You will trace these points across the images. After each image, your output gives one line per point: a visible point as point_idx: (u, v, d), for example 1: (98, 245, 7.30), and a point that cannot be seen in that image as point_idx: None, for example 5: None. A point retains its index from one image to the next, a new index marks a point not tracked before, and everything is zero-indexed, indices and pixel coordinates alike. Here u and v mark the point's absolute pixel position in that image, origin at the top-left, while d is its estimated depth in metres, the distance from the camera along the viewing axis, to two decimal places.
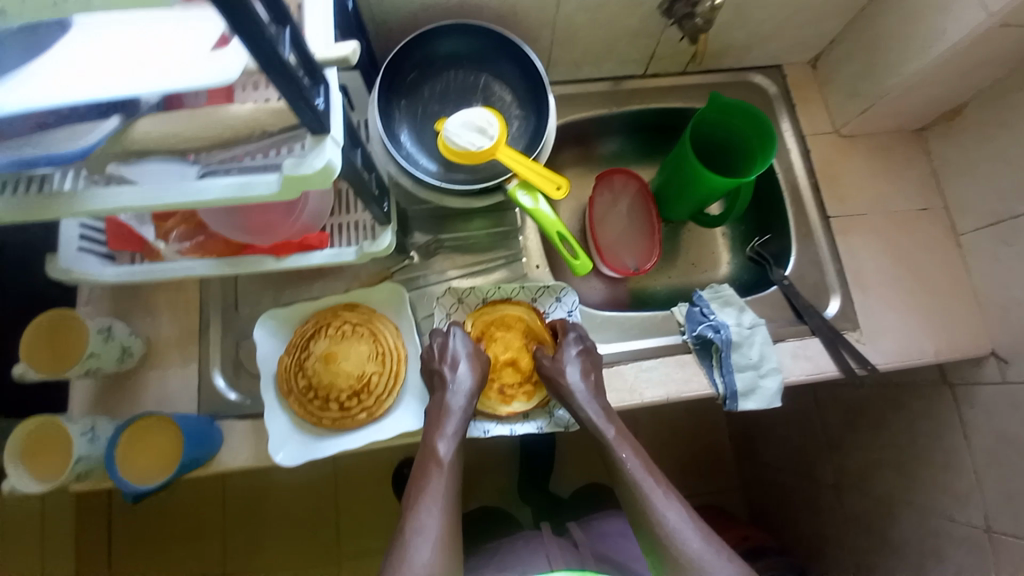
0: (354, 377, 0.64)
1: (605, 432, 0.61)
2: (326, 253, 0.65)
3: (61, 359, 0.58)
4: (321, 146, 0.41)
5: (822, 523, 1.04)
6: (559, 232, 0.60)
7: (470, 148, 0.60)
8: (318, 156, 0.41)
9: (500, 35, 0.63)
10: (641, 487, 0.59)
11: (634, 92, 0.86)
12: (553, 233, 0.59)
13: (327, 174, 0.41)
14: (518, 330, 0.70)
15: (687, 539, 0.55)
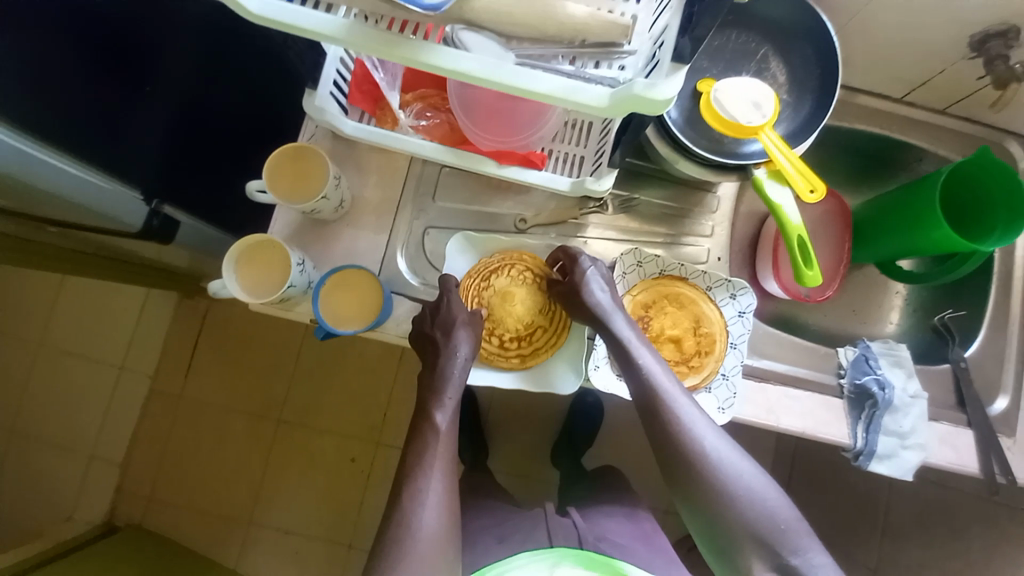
0: (522, 323, 0.66)
1: (675, 402, 0.60)
2: (544, 174, 0.65)
3: (299, 184, 0.63)
4: (675, 72, 0.41)
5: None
6: (800, 237, 0.57)
7: (739, 121, 0.57)
8: (670, 80, 0.40)
9: (813, 9, 0.60)
10: (724, 468, 0.59)
11: (879, 112, 0.80)
12: (793, 237, 0.57)
13: (670, 107, 0.40)
14: (689, 312, 0.68)
15: (769, 521, 0.58)
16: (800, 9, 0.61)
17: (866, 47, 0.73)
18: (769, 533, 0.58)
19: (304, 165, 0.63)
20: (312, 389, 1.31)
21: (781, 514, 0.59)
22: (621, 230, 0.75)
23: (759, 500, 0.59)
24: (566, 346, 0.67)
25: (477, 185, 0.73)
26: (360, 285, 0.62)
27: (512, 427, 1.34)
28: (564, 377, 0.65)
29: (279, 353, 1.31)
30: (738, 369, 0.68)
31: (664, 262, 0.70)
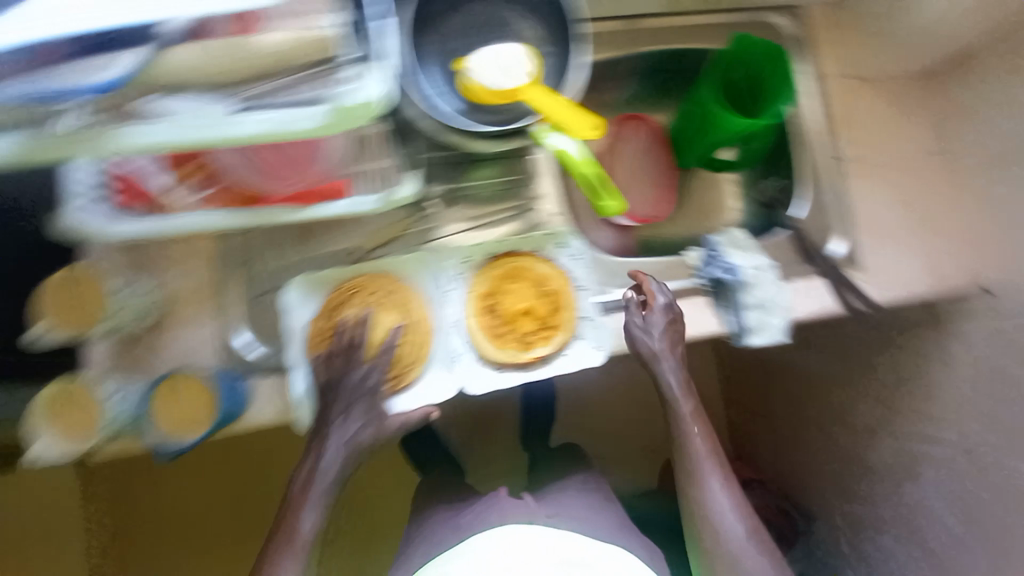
0: (383, 345, 0.66)
1: (681, 405, 0.70)
2: (349, 202, 0.64)
3: (82, 317, 0.62)
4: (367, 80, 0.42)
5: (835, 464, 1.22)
6: (590, 173, 0.60)
7: (497, 87, 0.59)
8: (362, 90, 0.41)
9: None
10: (702, 465, 0.69)
11: (652, 32, 0.86)
12: (583, 177, 0.59)
13: (371, 107, 0.42)
14: (529, 280, 0.72)
15: (723, 520, 0.67)
16: None
17: None
18: (723, 542, 0.67)
19: (75, 296, 0.62)
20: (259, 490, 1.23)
21: (727, 524, 0.67)
22: (467, 220, 0.78)
23: (714, 506, 0.68)
24: (436, 349, 0.69)
25: (298, 235, 0.73)
26: (184, 391, 0.64)
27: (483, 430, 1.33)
28: (440, 377, 0.69)
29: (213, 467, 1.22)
30: (592, 307, 0.74)
31: (500, 241, 0.74)
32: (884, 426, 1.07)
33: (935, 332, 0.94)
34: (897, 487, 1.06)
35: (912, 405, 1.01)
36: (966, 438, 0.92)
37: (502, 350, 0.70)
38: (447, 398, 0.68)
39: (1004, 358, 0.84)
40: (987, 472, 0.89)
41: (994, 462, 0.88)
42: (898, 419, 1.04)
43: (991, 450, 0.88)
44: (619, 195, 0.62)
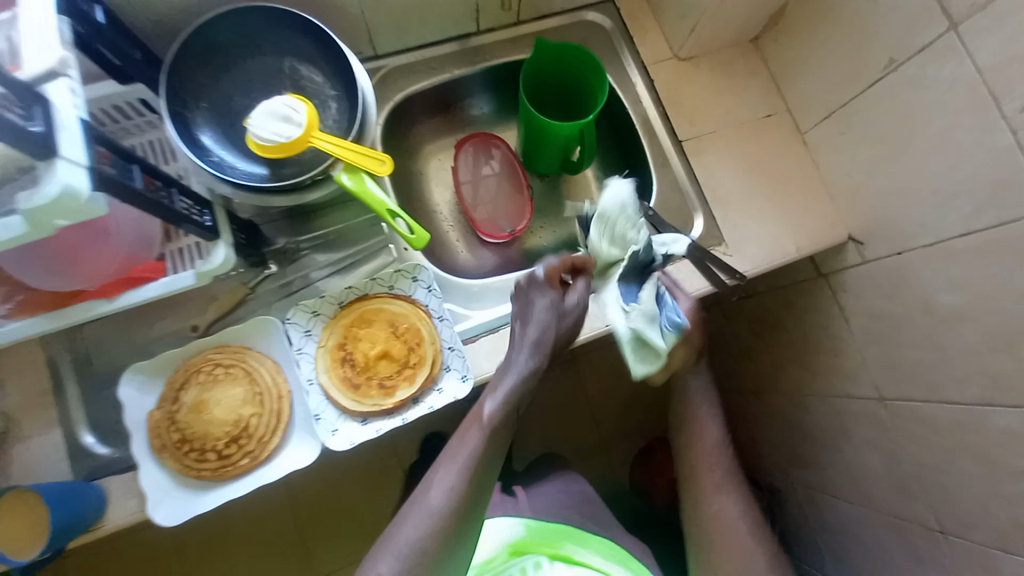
0: (231, 421, 0.63)
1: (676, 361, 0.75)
2: (161, 283, 0.63)
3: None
4: (53, 170, 0.39)
5: (779, 435, 1.18)
6: (389, 209, 0.60)
7: (278, 140, 0.58)
8: (50, 182, 0.39)
9: (283, 8, 0.62)
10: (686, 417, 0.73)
11: (479, 50, 0.87)
12: (382, 212, 0.60)
13: (72, 199, 0.40)
14: (382, 321, 0.70)
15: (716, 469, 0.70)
16: (274, 13, 0.63)
17: (402, 16, 0.77)
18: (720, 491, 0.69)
19: None
20: None
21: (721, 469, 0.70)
22: (311, 270, 0.76)
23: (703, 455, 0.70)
24: (293, 411, 0.66)
25: (132, 325, 0.71)
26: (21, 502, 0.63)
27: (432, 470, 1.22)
28: (300, 442, 0.65)
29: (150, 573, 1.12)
30: (456, 335, 0.71)
31: (348, 287, 0.71)
32: (808, 388, 1.05)
33: (824, 285, 0.94)
34: (835, 446, 1.03)
35: (824, 362, 0.99)
36: (876, 386, 0.90)
37: (363, 400, 0.67)
38: (307, 464, 0.64)
39: (882, 300, 0.84)
40: (901, 417, 0.87)
41: (904, 405, 0.86)
42: (816, 377, 1.03)
43: (898, 394, 0.87)
44: (423, 230, 0.62)
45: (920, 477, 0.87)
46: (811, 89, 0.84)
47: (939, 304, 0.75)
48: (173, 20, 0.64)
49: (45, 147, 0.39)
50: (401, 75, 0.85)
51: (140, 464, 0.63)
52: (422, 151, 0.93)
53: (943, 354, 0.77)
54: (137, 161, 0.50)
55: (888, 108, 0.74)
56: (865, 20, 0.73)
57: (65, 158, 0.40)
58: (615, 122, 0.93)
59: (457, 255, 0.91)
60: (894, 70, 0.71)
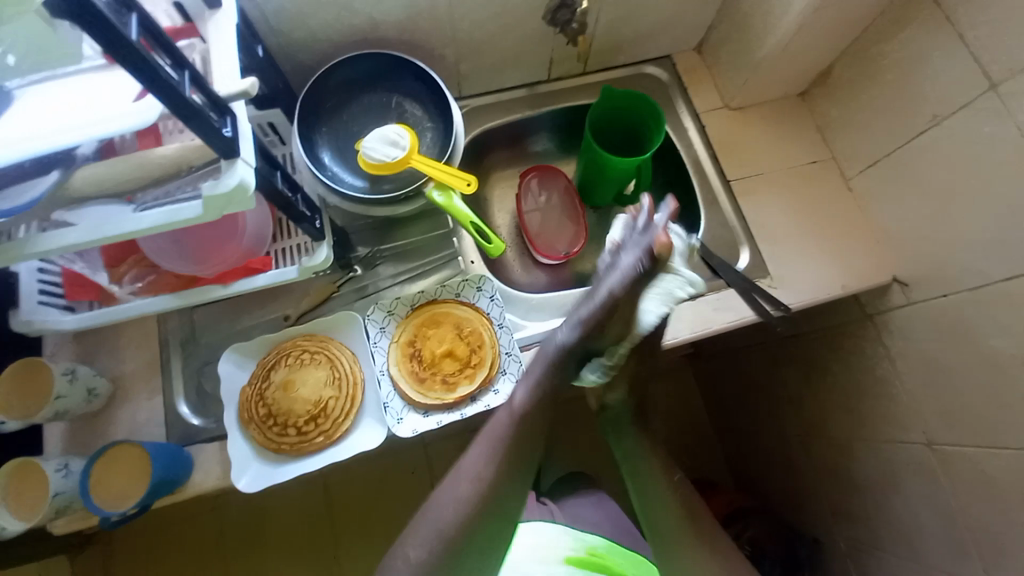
0: (312, 401, 0.71)
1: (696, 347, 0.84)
2: (268, 274, 0.72)
3: (25, 405, 0.70)
4: (233, 168, 0.49)
5: (820, 480, 1.16)
6: (472, 222, 0.68)
7: (385, 160, 0.68)
8: (230, 177, 0.49)
9: (400, 55, 0.73)
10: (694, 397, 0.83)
11: (548, 95, 0.98)
12: (466, 224, 0.68)
13: (242, 190, 0.49)
14: (450, 323, 0.77)
15: None
16: (392, 59, 0.75)
17: (487, 63, 0.88)
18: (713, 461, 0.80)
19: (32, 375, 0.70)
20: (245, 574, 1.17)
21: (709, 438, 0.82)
22: (388, 276, 0.86)
23: None
24: (365, 398, 0.73)
25: (232, 311, 0.81)
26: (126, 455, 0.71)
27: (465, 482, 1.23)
28: (370, 426, 0.71)
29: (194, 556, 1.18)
30: (514, 342, 0.78)
31: (421, 291, 0.80)
32: (851, 430, 1.04)
33: (870, 327, 0.95)
34: (880, 494, 1.01)
35: (870, 405, 0.99)
36: (925, 432, 0.90)
37: (427, 393, 0.73)
38: (375, 446, 0.70)
39: (931, 344, 0.85)
40: (951, 464, 0.87)
41: (956, 453, 0.85)
42: (859, 419, 1.02)
43: (949, 440, 0.86)
44: (500, 241, 0.70)
45: (974, 528, 0.85)
46: (857, 139, 0.90)
47: (989, 347, 0.77)
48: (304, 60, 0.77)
49: (229, 147, 0.48)
50: (477, 113, 0.96)
51: (230, 431, 0.70)
52: (489, 179, 1.03)
53: (993, 399, 0.78)
54: (279, 169, 0.61)
55: (932, 159, 0.78)
56: (909, 79, 0.79)
57: (242, 158, 0.49)
58: (668, 162, 1.00)
59: (514, 274, 0.98)
60: (940, 124, 0.76)
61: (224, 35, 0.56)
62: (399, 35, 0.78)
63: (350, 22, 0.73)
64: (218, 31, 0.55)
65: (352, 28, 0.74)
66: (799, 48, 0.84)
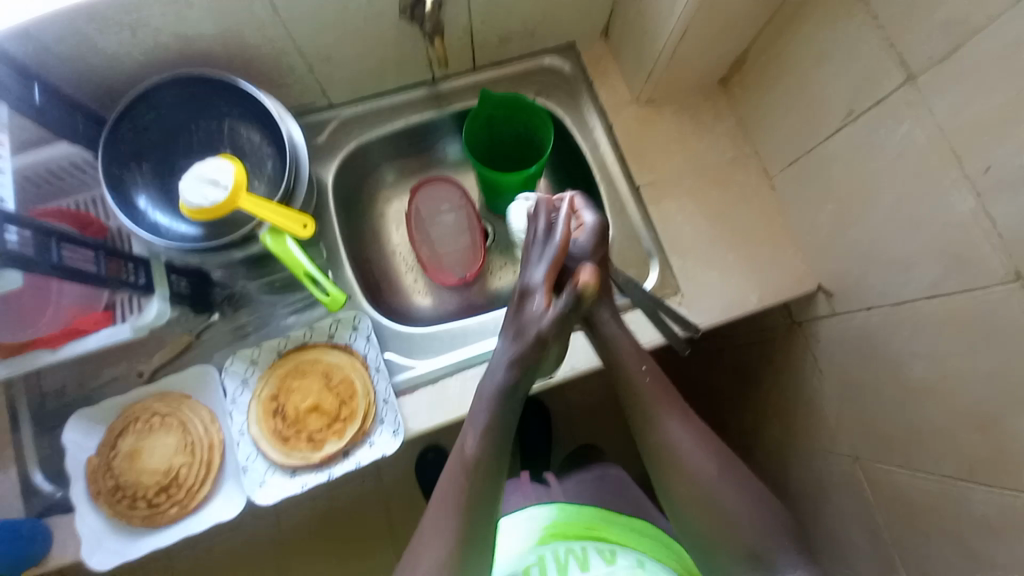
0: (162, 471, 0.66)
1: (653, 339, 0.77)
2: (103, 334, 0.65)
3: None
4: None
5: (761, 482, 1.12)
6: (307, 272, 0.63)
7: (205, 204, 0.59)
8: None
9: (220, 77, 0.64)
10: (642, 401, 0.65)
11: (434, 96, 0.87)
12: (300, 274, 0.62)
13: None
14: (317, 372, 0.70)
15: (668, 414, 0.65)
16: (215, 81, 0.66)
17: (354, 69, 0.78)
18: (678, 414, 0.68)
19: None
20: None
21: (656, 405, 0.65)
22: (257, 317, 0.77)
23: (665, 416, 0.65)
24: (225, 460, 0.68)
25: (86, 371, 0.74)
26: None
27: (408, 500, 1.18)
28: (228, 492, 0.67)
29: None
30: (392, 388, 0.71)
31: (286, 336, 0.72)
32: (791, 438, 0.99)
33: (799, 335, 0.89)
34: (813, 501, 0.98)
35: (804, 414, 0.94)
36: (852, 448, 0.85)
37: (290, 453, 0.67)
38: (233, 515, 0.66)
39: (856, 360, 0.79)
40: (877, 482, 0.81)
41: (880, 470, 0.80)
42: (797, 428, 0.97)
43: (873, 457, 0.81)
44: (340, 293, 0.65)
45: (899, 545, 0.80)
46: (776, 133, 0.80)
47: (907, 367, 0.70)
48: (122, 83, 0.67)
49: None
50: (357, 123, 0.85)
51: (76, 509, 0.65)
52: (382, 195, 0.93)
53: (915, 424, 0.72)
54: (57, 236, 0.53)
55: (848, 160, 0.69)
56: (821, 69, 0.68)
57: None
58: (576, 169, 0.92)
59: (415, 302, 0.90)
60: (853, 122, 0.66)
61: None
62: (228, 48, 0.67)
63: (161, 40, 0.63)
64: None
65: (163, 43, 0.64)
66: (702, 34, 0.73)
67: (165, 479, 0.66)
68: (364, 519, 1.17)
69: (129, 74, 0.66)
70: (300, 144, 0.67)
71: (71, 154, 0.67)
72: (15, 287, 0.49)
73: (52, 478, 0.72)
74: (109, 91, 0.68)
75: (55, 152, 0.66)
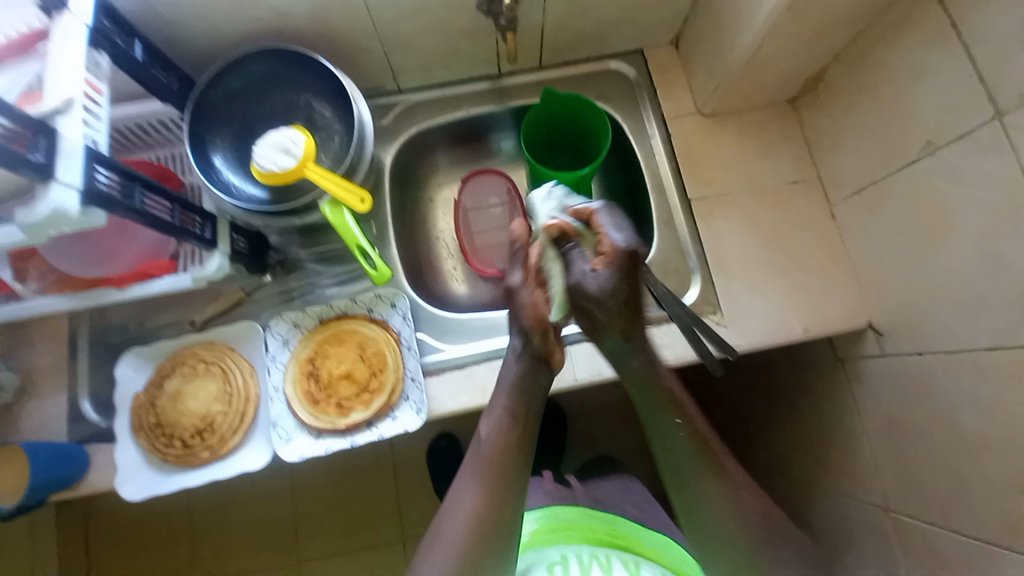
0: (200, 415, 0.70)
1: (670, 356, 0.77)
2: (167, 281, 0.70)
3: None
4: (48, 192, 0.46)
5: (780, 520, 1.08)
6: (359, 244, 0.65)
7: (275, 170, 0.63)
8: (42, 203, 0.46)
9: (303, 51, 0.68)
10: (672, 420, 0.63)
11: (497, 89, 0.89)
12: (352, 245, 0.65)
13: (56, 218, 0.47)
14: (353, 342, 0.73)
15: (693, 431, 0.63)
16: (297, 55, 0.69)
17: (426, 56, 0.80)
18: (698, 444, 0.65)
19: None
20: (203, 553, 1.17)
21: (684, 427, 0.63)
22: (305, 283, 0.81)
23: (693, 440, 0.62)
24: (258, 413, 0.71)
25: (145, 312, 0.79)
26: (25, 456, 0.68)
27: (420, 482, 1.20)
28: (256, 445, 0.70)
29: (151, 533, 1.18)
30: (421, 367, 0.72)
31: (329, 304, 0.75)
32: (818, 479, 0.95)
33: (842, 372, 0.85)
34: (835, 548, 0.93)
35: (837, 455, 0.90)
36: (885, 497, 0.80)
37: (319, 416, 0.69)
38: (259, 466, 0.69)
39: (902, 405, 0.75)
40: (908, 537, 0.77)
41: (913, 524, 0.76)
42: (827, 469, 0.93)
43: (908, 511, 0.77)
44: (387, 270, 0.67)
45: None
46: (844, 160, 0.77)
47: (958, 420, 0.66)
48: (213, 48, 0.72)
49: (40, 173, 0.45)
50: (420, 108, 0.88)
51: (119, 440, 0.70)
52: (434, 180, 0.95)
53: (960, 482, 0.67)
54: (140, 181, 0.57)
55: (921, 196, 0.66)
56: (903, 98, 0.66)
57: (62, 182, 0.47)
58: (628, 176, 0.92)
59: (452, 288, 0.92)
60: (931, 156, 0.63)
61: (70, 38, 0.51)
62: (313, 24, 0.71)
63: (254, 11, 0.67)
64: (61, 35, 0.51)
65: (255, 14, 0.68)
66: (779, 52, 0.71)
67: (202, 423, 0.70)
68: (374, 494, 1.19)
69: (220, 41, 0.71)
70: (368, 122, 0.70)
71: (159, 112, 0.72)
72: (101, 224, 0.53)
73: (99, 408, 0.76)
74: (199, 54, 0.73)
75: (146, 109, 0.72)
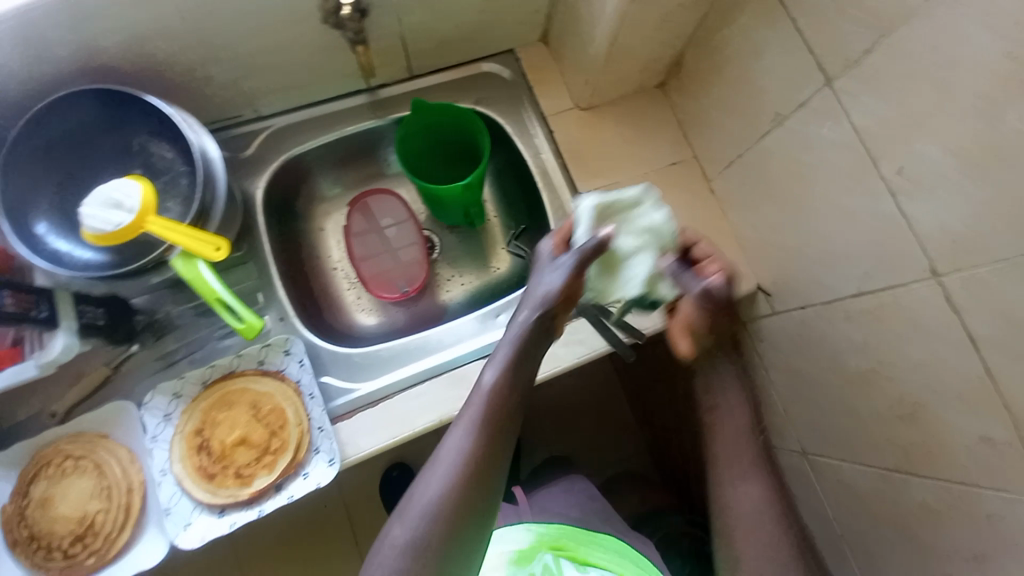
0: (77, 518, 0.61)
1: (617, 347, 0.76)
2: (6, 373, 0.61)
3: None
4: None
5: None
6: (218, 297, 0.59)
7: (106, 228, 0.55)
8: None
9: (124, 91, 0.60)
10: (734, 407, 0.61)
11: (369, 105, 0.84)
12: (210, 299, 0.59)
13: None
14: (245, 402, 0.66)
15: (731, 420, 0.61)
16: (120, 95, 0.62)
17: (281, 78, 0.74)
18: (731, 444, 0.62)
19: None
20: None
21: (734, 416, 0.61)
22: (182, 344, 0.72)
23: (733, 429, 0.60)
24: (146, 502, 0.63)
25: None
26: None
27: (370, 522, 1.13)
28: (151, 538, 0.62)
29: None
30: (327, 414, 0.67)
31: (211, 365, 0.68)
32: None
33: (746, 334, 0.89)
34: None
35: None
36: (801, 443, 0.86)
37: (216, 491, 0.63)
38: (156, 561, 0.61)
39: (799, 357, 0.80)
40: (825, 475, 0.83)
41: (826, 463, 0.81)
42: None
43: (821, 452, 0.82)
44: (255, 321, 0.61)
45: (849, 537, 0.82)
46: (713, 136, 0.80)
47: (844, 363, 0.71)
48: (16, 99, 0.62)
49: None
50: (288, 134, 0.81)
51: None
52: (320, 207, 0.89)
53: (857, 419, 0.73)
54: None
55: (780, 163, 0.70)
56: (750, 73, 0.69)
57: None
58: (519, 176, 0.91)
59: (357, 319, 0.87)
60: (781, 125, 0.67)
61: None
62: (135, 59, 0.63)
63: (56, 51, 0.58)
64: None
65: (59, 55, 0.59)
66: (635, 40, 0.73)
67: (82, 526, 0.61)
68: (320, 546, 1.11)
69: (21, 89, 0.61)
70: (217, 160, 0.64)
71: None
72: None
73: None
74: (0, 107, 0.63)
75: None
